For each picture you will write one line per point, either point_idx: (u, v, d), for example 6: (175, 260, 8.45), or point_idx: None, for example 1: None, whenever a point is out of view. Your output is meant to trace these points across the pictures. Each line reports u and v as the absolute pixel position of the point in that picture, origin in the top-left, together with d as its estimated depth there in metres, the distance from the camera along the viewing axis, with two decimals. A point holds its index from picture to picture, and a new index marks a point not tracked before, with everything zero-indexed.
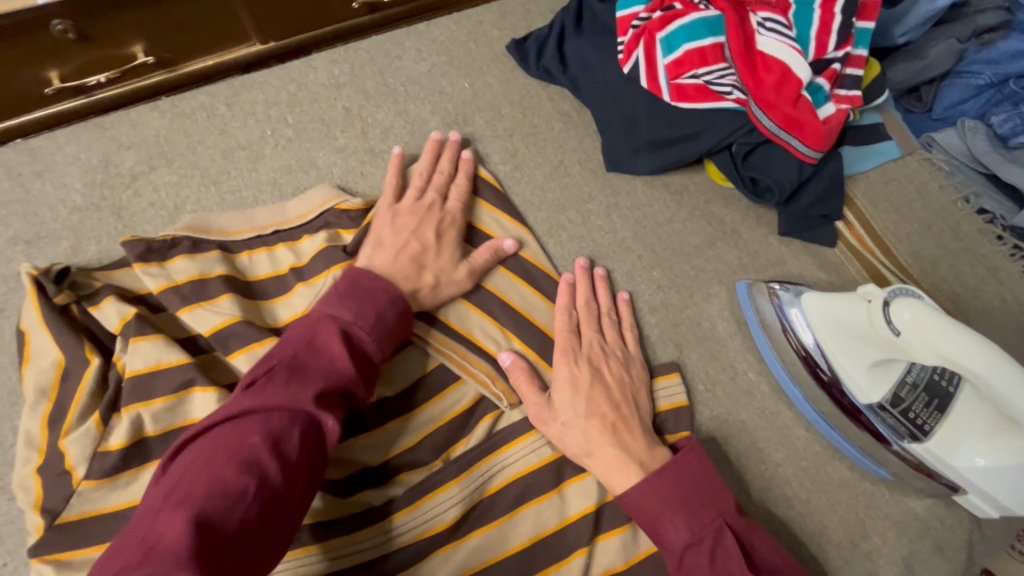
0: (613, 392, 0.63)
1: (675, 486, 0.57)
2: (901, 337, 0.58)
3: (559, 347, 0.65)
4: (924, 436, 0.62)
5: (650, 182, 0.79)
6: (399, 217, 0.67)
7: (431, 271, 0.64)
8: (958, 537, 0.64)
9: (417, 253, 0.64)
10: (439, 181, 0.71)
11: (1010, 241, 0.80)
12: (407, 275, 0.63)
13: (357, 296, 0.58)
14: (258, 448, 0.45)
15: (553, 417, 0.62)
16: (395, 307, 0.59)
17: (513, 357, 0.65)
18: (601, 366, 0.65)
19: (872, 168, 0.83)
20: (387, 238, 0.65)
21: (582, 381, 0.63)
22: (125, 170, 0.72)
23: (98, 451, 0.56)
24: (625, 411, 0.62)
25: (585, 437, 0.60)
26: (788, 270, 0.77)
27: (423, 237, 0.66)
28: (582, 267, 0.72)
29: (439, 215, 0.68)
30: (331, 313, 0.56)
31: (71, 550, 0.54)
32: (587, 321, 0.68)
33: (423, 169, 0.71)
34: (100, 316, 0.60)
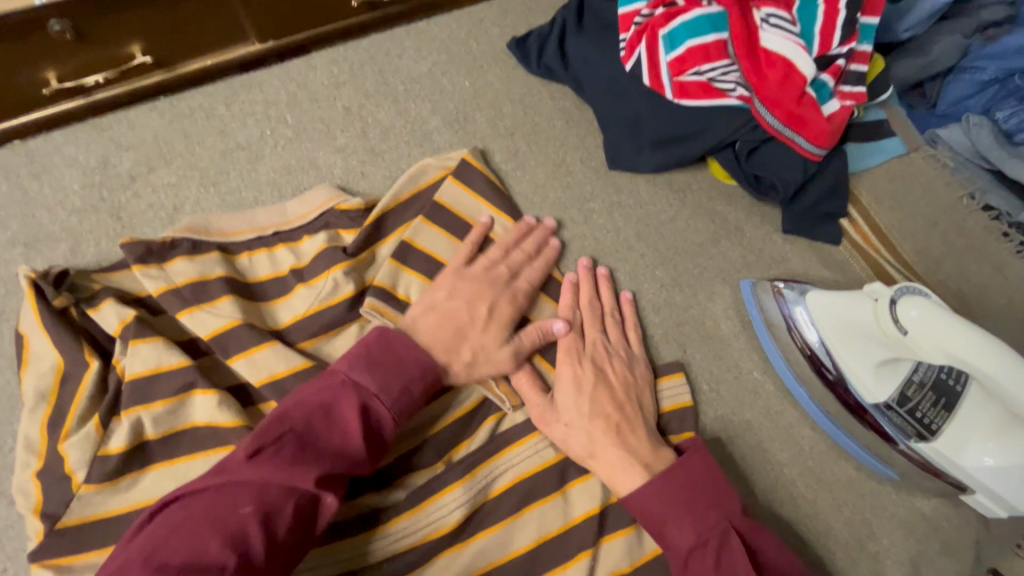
0: (616, 392, 0.63)
1: (680, 488, 0.56)
2: (909, 336, 0.58)
3: (563, 347, 0.65)
4: (933, 435, 0.61)
5: (653, 180, 0.78)
6: (460, 284, 0.64)
7: (469, 337, 0.62)
8: (965, 537, 0.64)
9: (464, 325, 0.62)
10: (517, 258, 0.68)
11: (1016, 238, 0.79)
12: (444, 342, 0.60)
13: (388, 364, 0.55)
14: (248, 524, 0.44)
15: (557, 418, 0.61)
16: (424, 380, 0.57)
17: (515, 359, 0.64)
18: (604, 367, 0.64)
19: (876, 165, 0.83)
20: (442, 304, 0.62)
21: (586, 382, 0.62)
22: (123, 171, 0.71)
23: (98, 454, 0.55)
24: (629, 411, 0.62)
25: (589, 438, 0.60)
26: (792, 268, 0.76)
27: (476, 310, 0.63)
28: (585, 267, 0.71)
29: (502, 290, 0.65)
30: (358, 380, 0.53)
31: (72, 555, 0.53)
32: (591, 321, 0.67)
33: (508, 243, 0.69)
34: (99, 318, 0.60)
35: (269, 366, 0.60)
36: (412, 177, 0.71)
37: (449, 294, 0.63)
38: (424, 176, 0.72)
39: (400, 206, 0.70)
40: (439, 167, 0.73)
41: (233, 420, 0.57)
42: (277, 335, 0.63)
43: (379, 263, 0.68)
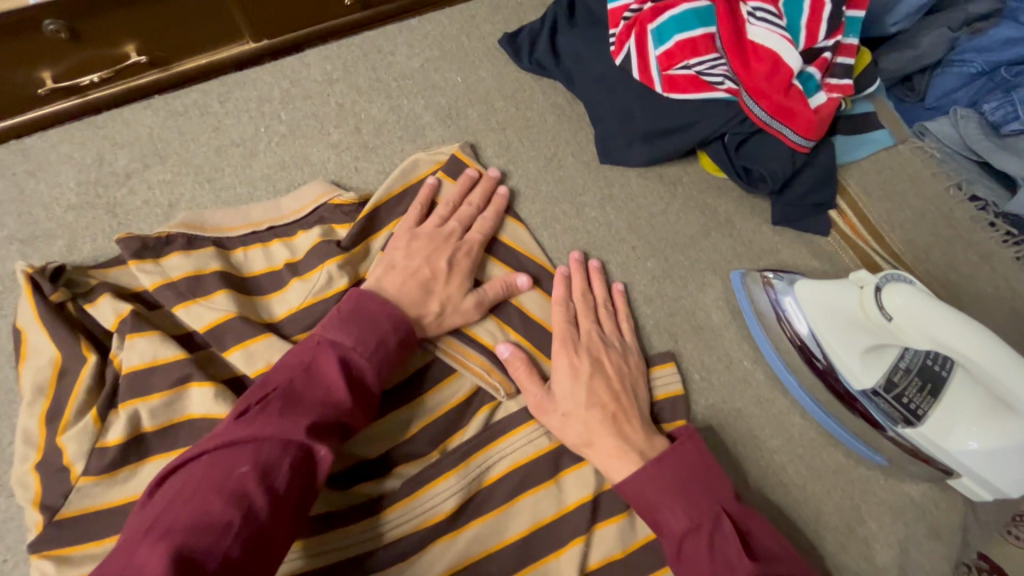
0: (612, 381, 0.63)
1: (674, 475, 0.57)
2: (893, 322, 0.58)
3: (558, 337, 0.65)
4: (919, 420, 0.62)
5: (644, 173, 0.79)
6: (416, 243, 0.66)
7: (434, 290, 0.64)
8: (953, 521, 0.65)
9: (428, 281, 0.64)
10: (467, 213, 0.70)
11: (1002, 228, 0.81)
12: (410, 296, 0.63)
13: (360, 321, 0.57)
14: (247, 481, 0.45)
15: (554, 407, 0.62)
16: (398, 332, 0.59)
17: (511, 349, 0.65)
18: (601, 357, 0.65)
19: (865, 157, 0.84)
20: (400, 263, 0.65)
21: (583, 370, 0.63)
22: (119, 168, 0.72)
23: (96, 447, 0.56)
24: (625, 401, 0.63)
25: (585, 427, 0.60)
26: (781, 259, 0.77)
27: (436, 265, 0.65)
28: (576, 260, 0.72)
29: (456, 243, 0.67)
30: (333, 337, 0.55)
31: (71, 546, 0.54)
32: (585, 312, 0.68)
33: (454, 198, 0.71)
34: (96, 313, 0.60)
35: (265, 358, 0.60)
36: (405, 171, 0.72)
37: (445, 285, 0.65)
38: (416, 171, 0.73)
39: (393, 199, 0.71)
40: (432, 162, 0.74)
41: (229, 411, 0.58)
42: (273, 328, 0.64)
43: (372, 256, 0.69)
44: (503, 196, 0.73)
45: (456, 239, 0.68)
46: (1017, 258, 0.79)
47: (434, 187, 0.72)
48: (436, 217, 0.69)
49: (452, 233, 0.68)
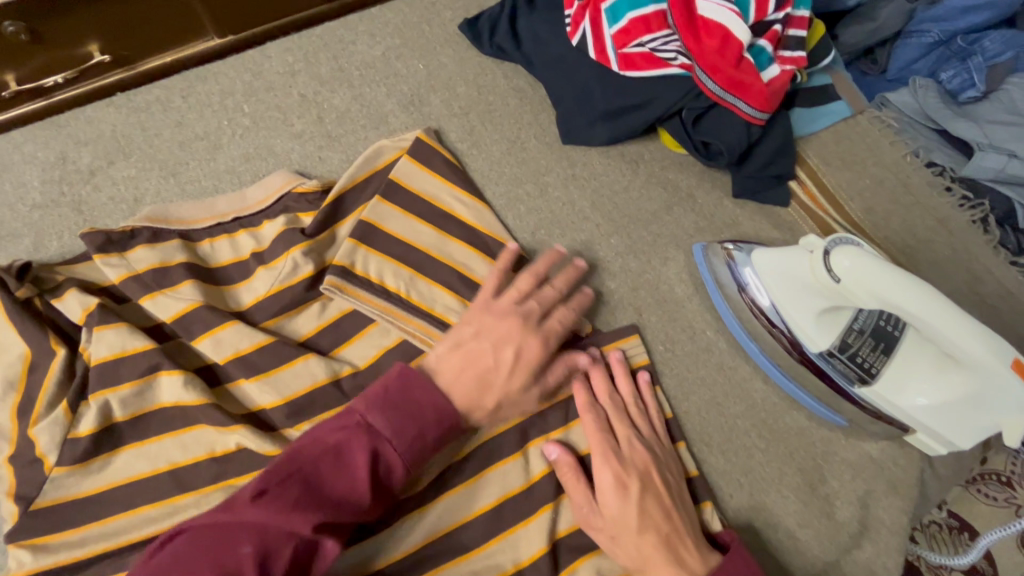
0: (663, 499, 0.59)
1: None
2: (843, 283, 0.59)
3: (599, 452, 0.61)
4: (873, 378, 0.64)
5: (606, 152, 0.80)
6: (491, 322, 0.62)
7: (494, 384, 0.59)
8: (910, 476, 0.67)
9: (491, 375, 0.59)
10: (548, 296, 0.66)
11: (958, 193, 0.83)
12: (467, 390, 0.58)
13: (404, 407, 0.54)
14: (244, 566, 0.44)
15: (602, 526, 0.58)
16: (441, 426, 0.55)
17: (559, 451, 0.62)
18: (649, 472, 0.60)
19: (824, 129, 0.85)
20: (468, 344, 0.60)
21: (632, 489, 0.58)
22: (83, 166, 0.72)
23: (68, 438, 0.57)
24: (677, 519, 0.58)
25: (638, 552, 0.57)
26: (742, 230, 0.79)
27: (502, 355, 0.61)
28: (587, 293, 0.68)
29: (531, 331, 0.63)
30: (371, 423, 0.52)
31: (48, 534, 0.55)
32: (616, 416, 0.63)
33: (540, 272, 0.66)
34: (63, 308, 0.61)
35: (234, 345, 0.62)
36: (368, 158, 0.73)
37: (506, 379, 0.60)
38: (381, 157, 0.74)
39: (357, 186, 0.72)
40: (396, 149, 0.75)
41: (199, 398, 0.60)
42: (240, 316, 0.65)
43: (338, 243, 0.70)
44: (589, 296, 0.68)
45: (534, 332, 0.63)
46: (973, 221, 0.82)
47: (514, 254, 0.68)
48: (513, 292, 0.65)
49: (531, 324, 0.63)
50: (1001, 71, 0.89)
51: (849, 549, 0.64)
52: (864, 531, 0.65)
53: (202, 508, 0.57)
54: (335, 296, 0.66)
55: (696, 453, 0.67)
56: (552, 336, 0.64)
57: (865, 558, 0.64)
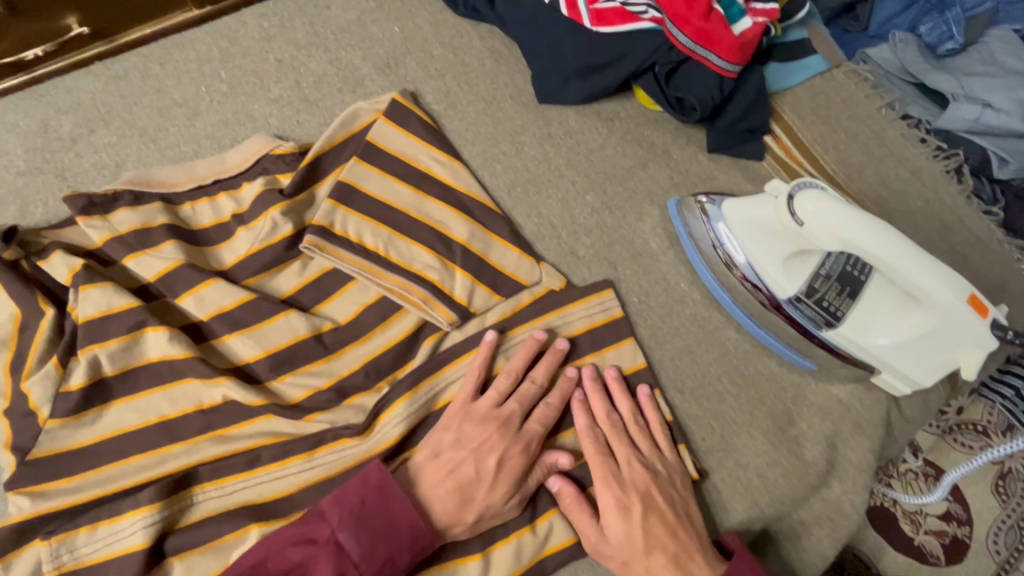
0: (668, 516, 0.60)
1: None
2: (804, 227, 0.60)
3: (599, 476, 0.62)
4: (839, 321, 0.65)
5: (582, 111, 0.81)
6: (471, 430, 0.62)
7: (475, 498, 0.59)
8: (876, 415, 0.69)
9: (473, 490, 0.59)
10: (528, 393, 0.64)
11: (933, 143, 0.84)
12: (449, 505, 0.58)
13: (377, 526, 0.55)
14: None
15: (612, 552, 0.59)
16: (413, 547, 0.56)
17: (560, 483, 0.63)
18: (651, 492, 0.61)
19: (800, 83, 0.85)
20: (447, 454, 0.61)
21: (634, 510, 0.60)
22: (64, 134, 0.74)
23: (60, 391, 0.59)
24: (684, 538, 0.60)
25: (648, 573, 0.58)
26: (716, 184, 0.80)
27: (483, 464, 0.60)
28: (569, 378, 0.66)
29: (512, 437, 0.62)
30: (341, 543, 0.54)
31: (45, 482, 0.58)
32: (615, 437, 0.64)
33: (518, 369, 0.65)
34: (50, 269, 0.64)
35: (216, 302, 0.64)
36: (344, 122, 0.74)
37: (487, 491, 0.59)
38: (357, 120, 0.75)
39: (333, 149, 0.74)
40: (372, 111, 0.76)
41: (184, 353, 0.62)
42: (223, 275, 0.67)
43: (317, 204, 0.72)
44: (572, 381, 0.66)
45: (515, 430, 0.62)
46: (947, 170, 0.83)
47: (494, 344, 0.66)
48: (493, 394, 0.64)
49: (512, 424, 0.63)
50: (980, 22, 0.88)
51: (817, 487, 0.68)
52: (832, 469, 0.68)
53: (192, 456, 0.60)
54: (315, 255, 0.68)
55: (670, 399, 0.69)
56: (534, 437, 0.63)
57: (832, 495, 0.67)
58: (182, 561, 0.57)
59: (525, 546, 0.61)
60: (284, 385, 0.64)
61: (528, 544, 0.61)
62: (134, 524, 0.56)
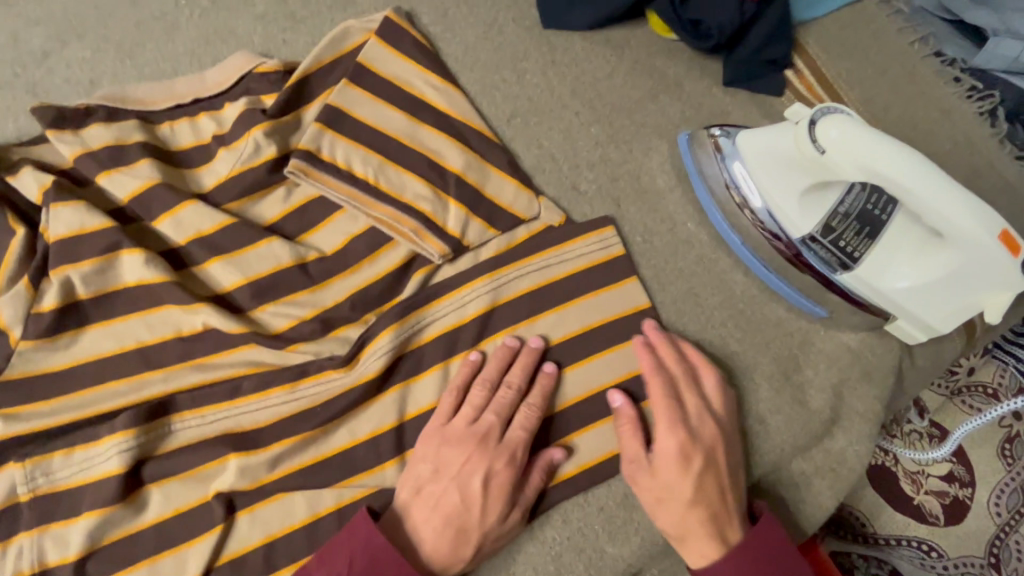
0: (722, 478, 0.58)
1: (750, 555, 0.56)
2: (826, 156, 0.55)
3: (665, 419, 0.58)
4: (855, 263, 0.62)
5: (589, 38, 0.75)
6: (446, 455, 0.57)
7: (472, 530, 0.55)
8: (887, 364, 0.66)
9: (465, 521, 0.55)
10: (504, 400, 0.59)
11: (967, 82, 0.76)
12: (445, 546, 0.54)
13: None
14: None
15: (648, 485, 0.57)
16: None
17: (624, 401, 0.60)
18: (715, 449, 0.58)
19: (827, 14, 0.80)
20: (427, 489, 0.56)
21: (695, 463, 0.57)
22: (35, 47, 0.69)
23: (32, 312, 0.57)
24: (730, 500, 0.57)
25: (682, 521, 0.56)
26: (731, 120, 0.75)
27: (468, 490, 0.55)
28: (548, 376, 0.61)
29: (493, 451, 0.57)
30: None
31: (20, 405, 0.56)
32: (687, 387, 0.60)
33: (490, 377, 0.60)
34: (20, 186, 0.60)
35: (195, 226, 0.61)
36: (334, 40, 0.69)
37: (481, 517, 0.55)
38: (348, 40, 0.70)
39: (322, 69, 0.69)
40: (364, 31, 0.71)
41: (161, 277, 0.59)
42: (203, 198, 0.63)
43: (304, 128, 0.67)
44: (552, 376, 0.61)
45: (493, 440, 0.58)
46: (981, 112, 0.75)
47: (475, 365, 0.61)
48: (466, 410, 0.58)
49: (487, 430, 0.58)
50: None
51: (820, 436, 0.65)
52: (836, 419, 0.65)
53: (170, 383, 0.58)
54: (300, 181, 0.64)
55: None
56: (516, 443, 0.58)
57: (835, 446, 0.65)
58: (161, 488, 0.55)
59: None
60: (267, 315, 0.61)
61: None
62: (110, 449, 0.54)
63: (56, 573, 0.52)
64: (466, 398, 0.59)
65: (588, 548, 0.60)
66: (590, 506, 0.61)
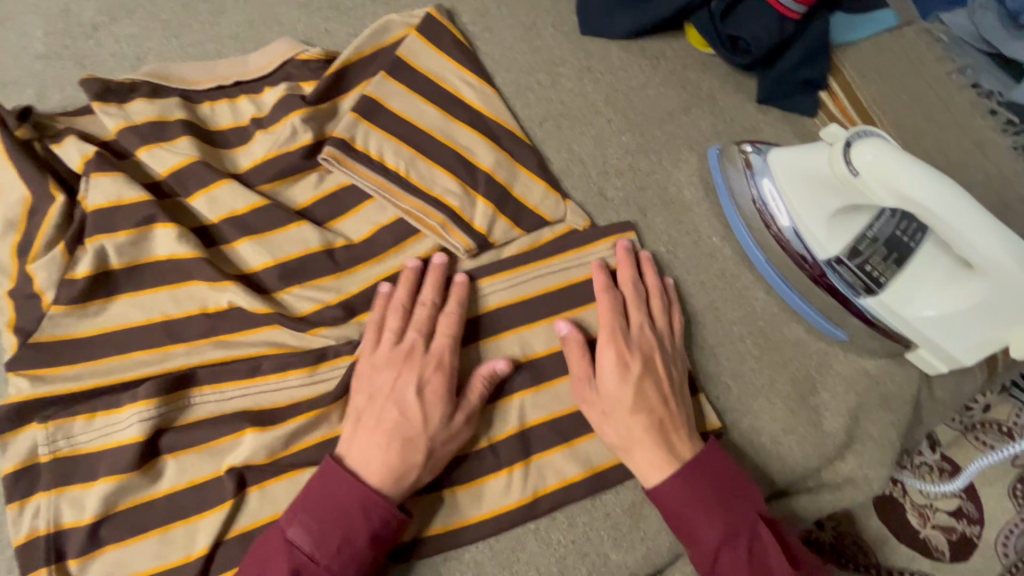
0: (663, 387, 0.59)
1: (699, 474, 0.56)
2: (860, 178, 0.55)
3: (606, 331, 0.60)
4: (879, 289, 0.62)
5: (626, 47, 0.76)
6: (374, 379, 0.58)
7: (419, 438, 0.55)
8: (905, 392, 0.66)
9: (408, 431, 0.55)
10: (421, 315, 0.60)
11: (1004, 116, 0.73)
12: (396, 456, 0.54)
13: (324, 512, 0.51)
14: None
15: (595, 400, 0.59)
16: (371, 522, 0.52)
17: (570, 327, 0.62)
18: (653, 357, 0.60)
19: (865, 39, 0.80)
20: (367, 413, 0.56)
21: (633, 368, 0.59)
22: (86, 21, 0.71)
23: (65, 278, 0.58)
24: (673, 407, 0.59)
25: (627, 430, 0.57)
26: (762, 137, 0.75)
27: (404, 403, 0.56)
28: (461, 284, 0.62)
29: (418, 362, 0.58)
30: (293, 537, 0.51)
31: (46, 367, 0.57)
32: (634, 303, 0.63)
33: (402, 303, 0.61)
34: (63, 154, 0.62)
35: (229, 205, 0.62)
36: (375, 33, 0.70)
37: (425, 424, 0.56)
38: (388, 34, 0.71)
39: (361, 60, 0.70)
40: (405, 26, 0.72)
41: (192, 253, 0.60)
42: (238, 178, 0.65)
43: (340, 116, 0.68)
44: (460, 285, 0.62)
45: (420, 354, 0.58)
46: (1017, 148, 0.72)
47: (387, 296, 0.62)
48: (387, 334, 0.59)
49: (413, 346, 0.59)
50: None
51: (833, 459, 0.64)
52: (849, 443, 0.65)
53: (193, 357, 0.59)
54: (333, 168, 0.65)
55: (689, 352, 0.66)
56: (444, 350, 0.59)
57: (847, 469, 0.64)
58: (176, 459, 0.56)
59: (514, 482, 0.59)
60: (292, 297, 0.62)
61: (517, 482, 0.59)
62: (131, 417, 0.55)
63: (69, 534, 0.53)
64: (384, 326, 0.60)
65: (593, 553, 0.60)
66: (597, 511, 0.61)
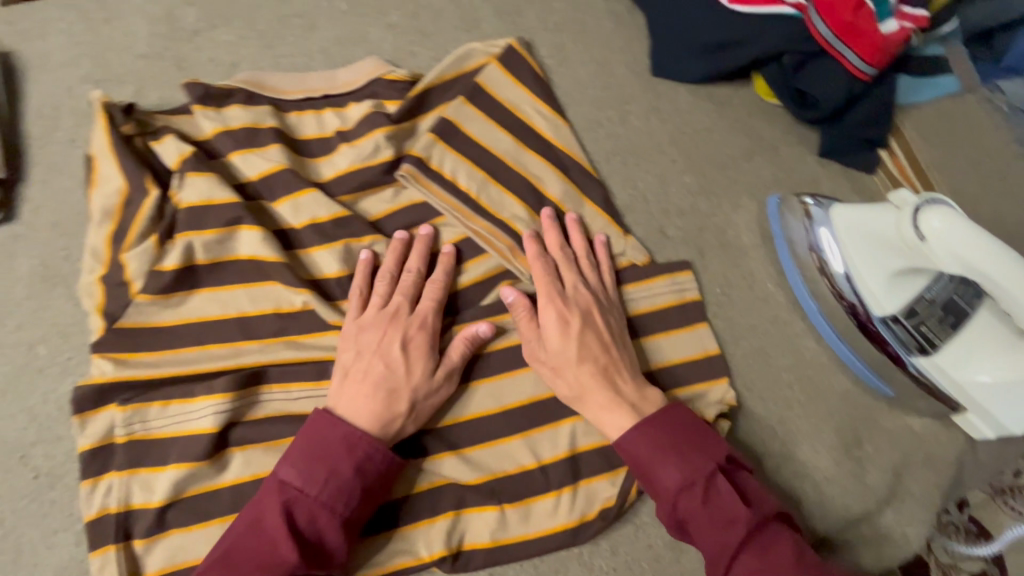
0: (604, 336, 0.61)
1: (657, 427, 0.56)
2: (927, 243, 0.56)
3: (545, 292, 0.63)
4: (933, 350, 0.63)
5: (694, 91, 0.79)
6: (361, 336, 0.60)
7: (401, 388, 0.58)
8: (948, 453, 0.68)
9: (394, 382, 0.58)
10: (407, 281, 0.63)
11: None
12: (382, 403, 0.57)
13: (309, 451, 0.54)
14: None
15: (545, 358, 0.61)
16: (354, 457, 0.54)
17: (514, 292, 0.63)
18: (592, 313, 0.63)
19: (928, 102, 0.82)
20: (353, 368, 0.59)
21: (572, 324, 0.61)
22: (187, 25, 0.75)
23: (154, 270, 0.61)
24: (615, 354, 0.61)
25: (577, 380, 0.59)
26: (820, 190, 0.77)
27: (390, 359, 0.59)
28: (448, 255, 0.66)
29: (405, 322, 0.61)
30: (283, 477, 0.53)
31: (129, 352, 0.60)
32: (565, 265, 0.65)
33: (391, 271, 0.64)
34: (161, 151, 0.65)
35: (311, 212, 0.65)
36: (458, 59, 0.73)
37: (405, 374, 0.59)
38: (469, 61, 0.74)
39: (443, 83, 0.73)
40: (485, 54, 0.75)
41: (273, 255, 0.63)
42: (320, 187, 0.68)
43: (418, 135, 0.71)
44: (400, 240, 0.65)
45: (405, 315, 0.62)
46: None
47: (370, 262, 0.64)
48: (376, 300, 0.62)
49: (402, 308, 0.62)
50: None
51: (873, 513, 0.65)
52: (890, 498, 0.66)
53: (265, 355, 0.62)
54: (409, 185, 0.68)
55: (737, 393, 0.67)
56: (428, 313, 0.62)
57: (887, 524, 0.65)
58: (243, 452, 0.59)
59: (563, 504, 0.60)
60: None
61: (564, 504, 0.60)
62: (205, 408, 0.58)
63: (138, 515, 0.56)
64: (371, 293, 0.63)
65: None
66: (639, 541, 0.62)
